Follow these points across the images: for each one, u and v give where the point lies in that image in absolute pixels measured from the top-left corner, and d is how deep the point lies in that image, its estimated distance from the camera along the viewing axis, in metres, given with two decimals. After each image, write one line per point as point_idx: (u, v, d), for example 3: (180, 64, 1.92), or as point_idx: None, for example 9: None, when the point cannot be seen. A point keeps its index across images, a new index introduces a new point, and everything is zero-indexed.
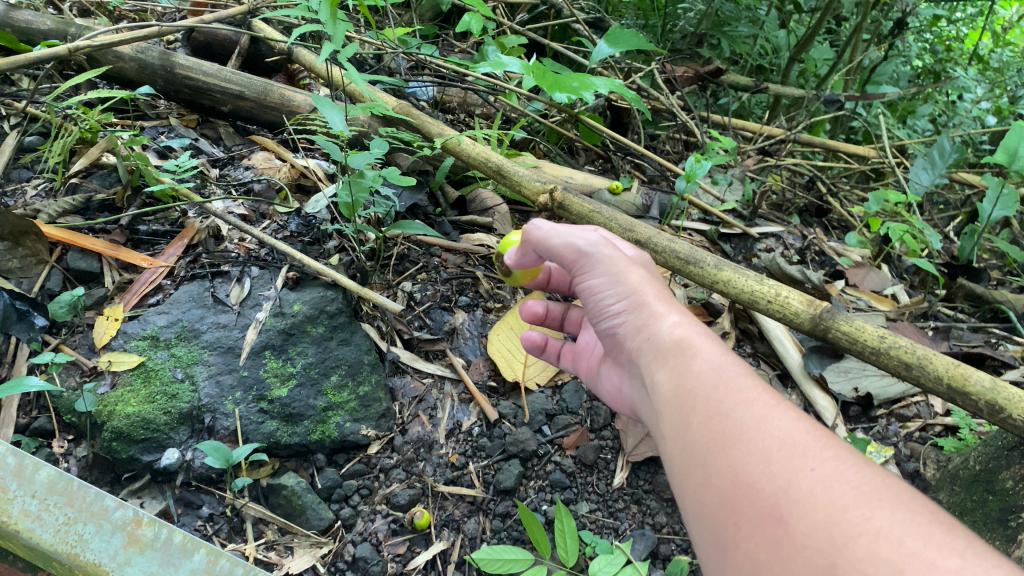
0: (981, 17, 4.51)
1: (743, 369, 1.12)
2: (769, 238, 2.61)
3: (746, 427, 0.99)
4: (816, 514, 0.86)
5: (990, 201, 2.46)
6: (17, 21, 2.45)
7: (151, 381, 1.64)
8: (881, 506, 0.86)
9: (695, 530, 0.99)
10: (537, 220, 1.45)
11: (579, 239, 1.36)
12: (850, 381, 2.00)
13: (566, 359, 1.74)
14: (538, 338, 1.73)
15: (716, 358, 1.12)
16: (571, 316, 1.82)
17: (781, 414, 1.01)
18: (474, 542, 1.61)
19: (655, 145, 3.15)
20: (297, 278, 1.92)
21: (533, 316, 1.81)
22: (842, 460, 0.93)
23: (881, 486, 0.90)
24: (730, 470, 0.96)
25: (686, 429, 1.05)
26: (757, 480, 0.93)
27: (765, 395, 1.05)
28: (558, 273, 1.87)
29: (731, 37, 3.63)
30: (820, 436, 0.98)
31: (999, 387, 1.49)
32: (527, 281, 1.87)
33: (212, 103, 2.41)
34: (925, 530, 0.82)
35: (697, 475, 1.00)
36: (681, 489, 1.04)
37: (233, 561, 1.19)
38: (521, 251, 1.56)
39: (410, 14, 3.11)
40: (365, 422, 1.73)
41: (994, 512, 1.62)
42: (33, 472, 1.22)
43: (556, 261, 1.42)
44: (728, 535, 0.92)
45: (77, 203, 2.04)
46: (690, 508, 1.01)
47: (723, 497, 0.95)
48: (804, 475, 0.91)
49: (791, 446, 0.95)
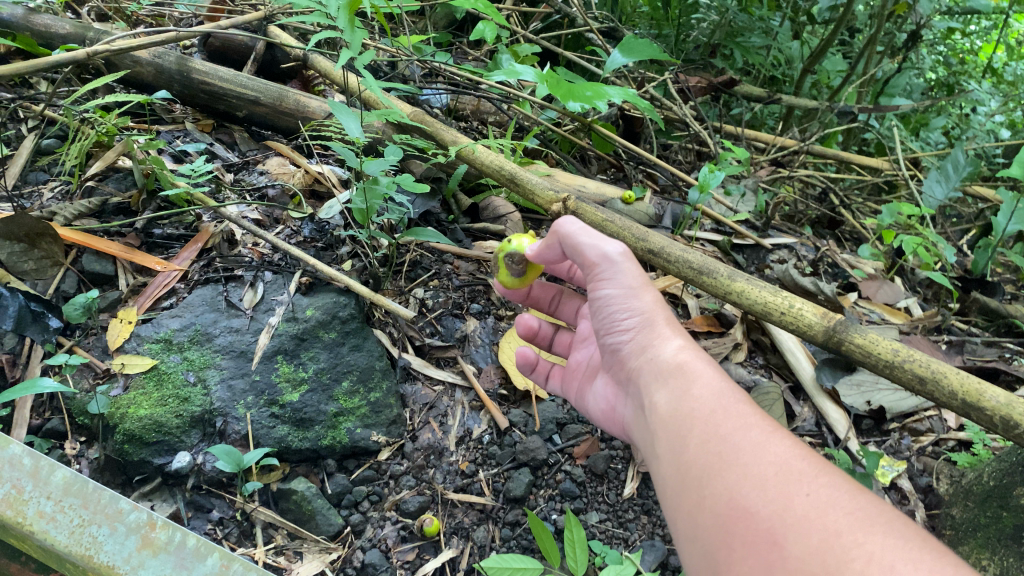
0: (996, 30, 4.49)
1: (742, 397, 1.12)
2: (782, 249, 2.60)
3: (744, 452, 1.00)
4: (810, 538, 0.86)
5: (1005, 215, 2.42)
6: (36, 25, 2.48)
7: (163, 385, 1.65)
8: (874, 532, 0.86)
9: (686, 551, 1.00)
10: (568, 217, 1.44)
11: (604, 245, 1.34)
12: (863, 394, 1.98)
13: (555, 380, 1.73)
14: (531, 355, 1.71)
15: (717, 384, 1.13)
16: (560, 338, 1.80)
17: (778, 441, 1.01)
18: (482, 550, 1.60)
19: (667, 155, 3.17)
20: (310, 284, 1.93)
21: (527, 331, 1.80)
22: (835, 487, 0.93)
23: (874, 513, 0.89)
24: (726, 491, 0.97)
25: (683, 451, 1.06)
26: (753, 503, 0.93)
27: (762, 422, 1.06)
28: (543, 288, 1.87)
29: (744, 48, 3.64)
30: (815, 463, 0.98)
31: (1014, 402, 1.48)
32: (512, 291, 1.84)
33: (227, 108, 2.43)
34: (918, 556, 0.82)
35: (692, 496, 1.01)
36: (673, 509, 1.05)
37: (245, 565, 1.17)
38: (547, 244, 1.56)
39: (424, 22, 3.14)
40: (376, 428, 1.73)
41: (1008, 528, 1.58)
42: (49, 473, 1.22)
43: (579, 262, 1.41)
44: (721, 556, 0.92)
45: (93, 206, 2.05)
46: (682, 528, 1.01)
47: (718, 519, 0.95)
48: (799, 499, 0.91)
49: (787, 471, 0.96)
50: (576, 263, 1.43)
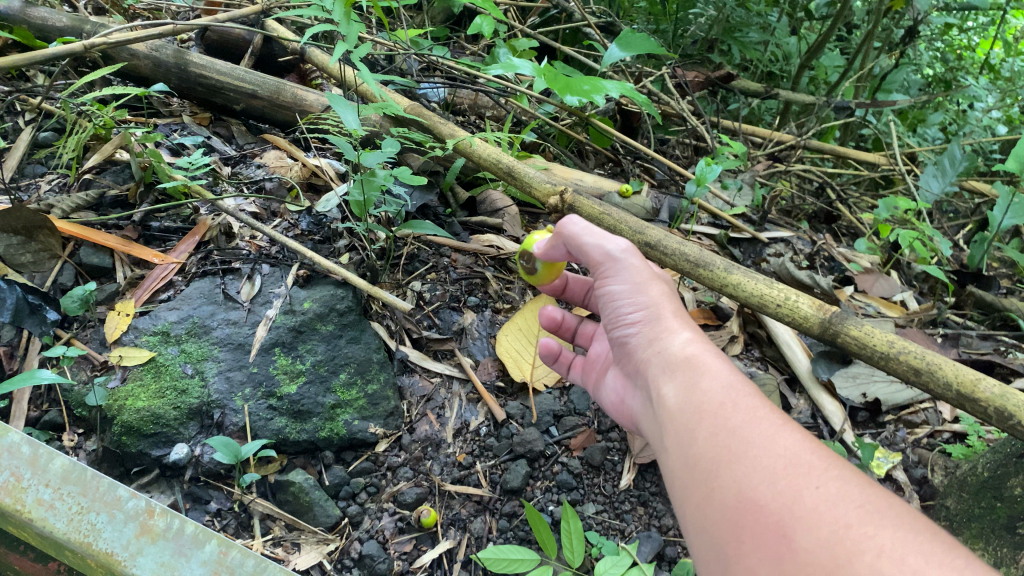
0: (993, 26, 4.49)
1: (750, 389, 1.13)
2: (778, 244, 2.62)
3: (753, 444, 1.01)
4: (819, 531, 0.87)
5: (1001, 209, 2.42)
6: (34, 19, 2.49)
7: (161, 377, 1.65)
8: (885, 525, 0.86)
9: (696, 543, 1.01)
10: (571, 216, 1.46)
11: (608, 244, 1.36)
12: (859, 387, 1.98)
13: (577, 371, 1.74)
14: (554, 346, 1.73)
15: (726, 376, 1.14)
16: (584, 329, 1.83)
17: (787, 434, 1.02)
18: (480, 541, 1.61)
19: (664, 150, 3.18)
20: (307, 276, 1.94)
21: (550, 322, 1.82)
22: (845, 480, 0.94)
23: (884, 506, 0.90)
24: (735, 484, 0.97)
25: (692, 444, 1.07)
26: (762, 495, 0.94)
27: (772, 415, 1.06)
28: (577, 283, 1.91)
29: (742, 43, 3.62)
30: (825, 456, 0.98)
31: (1009, 394, 1.49)
32: (547, 285, 1.88)
33: (225, 101, 2.43)
34: (928, 549, 0.83)
35: (701, 489, 1.02)
36: (683, 501, 1.06)
37: (244, 552, 1.19)
38: (551, 243, 1.57)
39: (421, 17, 3.15)
40: (373, 420, 1.73)
41: (1002, 519, 1.62)
42: (47, 461, 1.22)
43: (584, 260, 1.43)
44: (731, 549, 0.93)
45: (90, 198, 2.05)
46: (692, 520, 1.02)
47: (727, 512, 0.96)
48: (808, 492, 0.92)
49: (797, 464, 0.96)
50: (580, 261, 1.44)
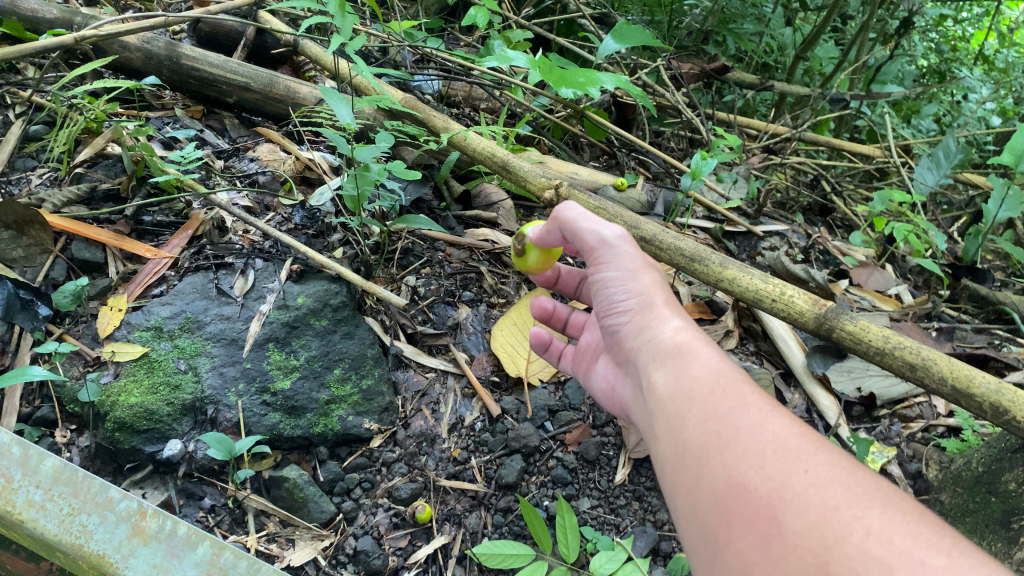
0: (988, 17, 4.47)
1: (740, 375, 1.13)
2: (773, 237, 2.61)
3: (742, 430, 1.00)
4: (808, 513, 0.87)
5: (995, 202, 2.42)
6: (22, 10, 2.45)
7: (154, 372, 1.64)
8: (872, 506, 0.87)
9: (685, 529, 1.00)
10: (568, 203, 1.45)
11: (603, 230, 1.35)
12: (854, 380, 2.01)
13: (567, 360, 1.73)
14: (545, 335, 1.72)
15: (716, 363, 1.13)
16: (575, 319, 1.82)
17: (776, 419, 1.02)
18: (475, 536, 1.61)
19: (660, 143, 3.17)
20: (301, 271, 1.92)
21: (541, 312, 1.82)
22: (833, 463, 0.94)
23: (872, 488, 0.91)
24: (725, 469, 0.97)
25: (682, 430, 1.06)
26: (752, 480, 0.94)
27: (760, 400, 1.06)
28: (570, 274, 1.90)
29: (737, 35, 3.61)
30: (814, 441, 0.98)
31: (1004, 389, 1.49)
32: (539, 276, 1.88)
33: (217, 94, 2.40)
34: (915, 529, 0.84)
35: (691, 475, 1.01)
36: (673, 487, 1.05)
37: (236, 553, 1.18)
38: (548, 229, 1.56)
39: (415, 8, 3.13)
40: (368, 416, 1.73)
41: (997, 514, 1.62)
42: (38, 462, 1.22)
43: (578, 247, 1.42)
44: (720, 534, 0.93)
45: (81, 193, 2.03)
46: (681, 506, 1.02)
47: (717, 497, 0.96)
48: (797, 476, 0.92)
49: (786, 449, 0.96)
50: (575, 248, 1.43)
